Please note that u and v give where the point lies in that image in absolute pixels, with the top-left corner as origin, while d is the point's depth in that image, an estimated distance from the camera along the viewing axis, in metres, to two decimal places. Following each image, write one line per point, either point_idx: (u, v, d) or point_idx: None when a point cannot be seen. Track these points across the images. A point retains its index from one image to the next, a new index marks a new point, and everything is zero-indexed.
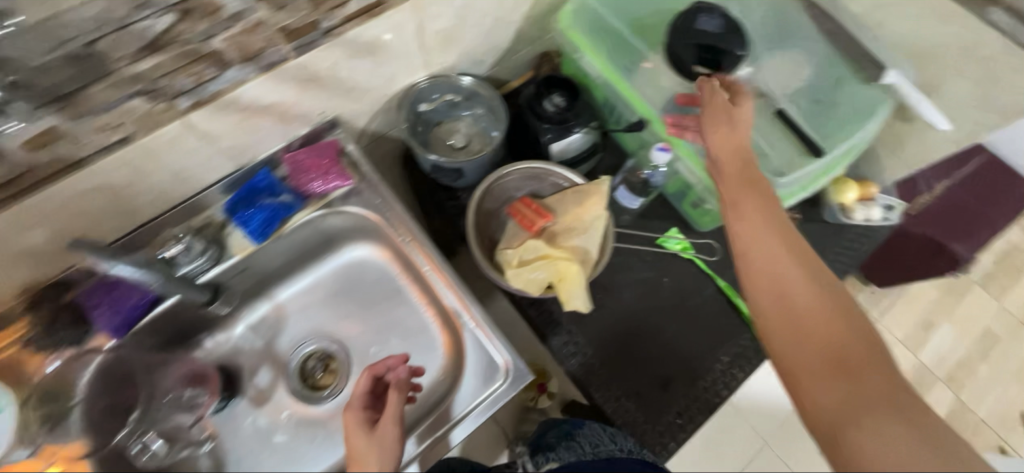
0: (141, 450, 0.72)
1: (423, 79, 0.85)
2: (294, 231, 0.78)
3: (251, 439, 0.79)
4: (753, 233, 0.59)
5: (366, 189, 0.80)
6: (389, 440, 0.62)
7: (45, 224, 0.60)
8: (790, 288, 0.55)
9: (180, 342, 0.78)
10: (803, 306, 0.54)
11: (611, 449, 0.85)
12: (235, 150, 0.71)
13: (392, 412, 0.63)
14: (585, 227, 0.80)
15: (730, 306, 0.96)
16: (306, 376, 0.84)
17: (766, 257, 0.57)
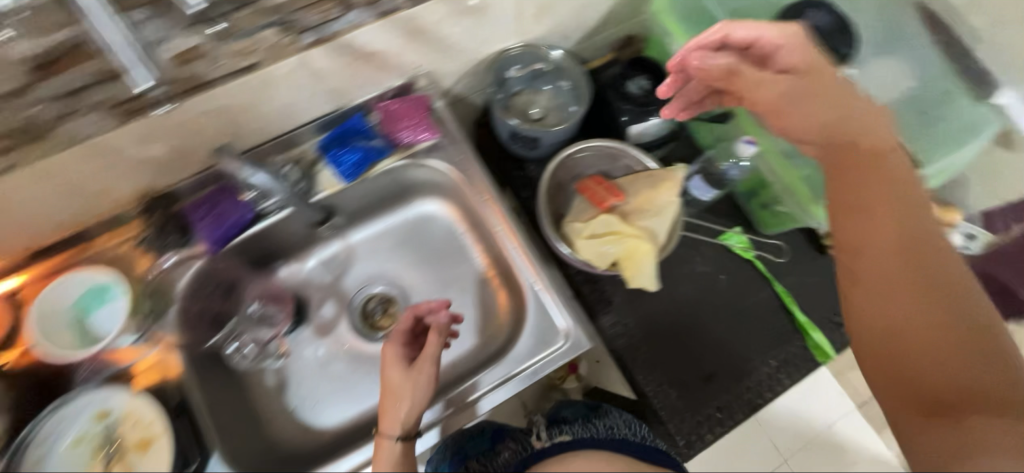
0: (234, 352, 0.77)
1: (515, 46, 0.86)
2: (378, 176, 0.81)
3: (311, 365, 0.83)
4: (870, 245, 0.52)
5: (449, 145, 0.83)
6: (423, 378, 0.65)
7: (166, 139, 0.65)
8: (908, 314, 0.49)
9: (263, 265, 0.84)
10: (920, 335, 0.48)
11: (627, 431, 0.75)
12: (336, 92, 0.74)
13: (430, 355, 0.66)
14: (659, 210, 0.80)
15: (785, 313, 0.95)
16: (367, 316, 0.88)
17: (883, 278, 0.51)
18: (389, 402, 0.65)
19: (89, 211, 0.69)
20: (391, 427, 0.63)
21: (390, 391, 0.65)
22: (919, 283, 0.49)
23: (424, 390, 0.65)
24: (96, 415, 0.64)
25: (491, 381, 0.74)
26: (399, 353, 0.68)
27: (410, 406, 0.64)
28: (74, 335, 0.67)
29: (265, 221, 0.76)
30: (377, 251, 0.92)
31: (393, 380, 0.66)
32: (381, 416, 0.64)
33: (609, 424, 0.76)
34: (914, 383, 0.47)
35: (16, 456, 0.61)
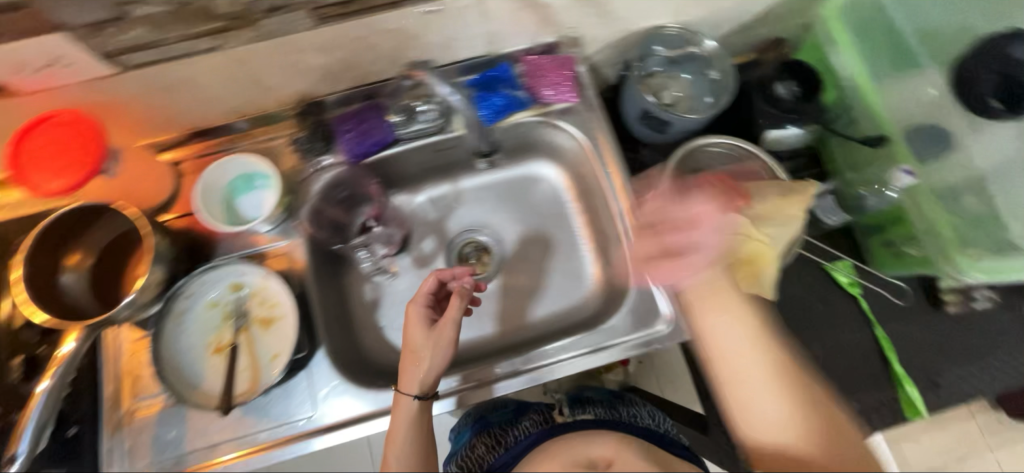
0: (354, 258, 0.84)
1: (671, 26, 0.84)
2: (510, 127, 0.82)
3: (403, 293, 0.85)
4: (721, 350, 0.64)
5: (585, 111, 0.82)
6: (438, 345, 0.66)
7: (339, 49, 0.69)
8: (730, 365, 0.63)
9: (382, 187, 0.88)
10: (759, 394, 0.60)
11: (647, 423, 0.81)
12: (491, 37, 0.76)
13: (450, 321, 0.66)
14: (784, 220, 0.77)
15: (880, 359, 0.90)
16: (462, 258, 0.91)
17: (732, 344, 0.64)
18: (409, 363, 0.66)
19: (254, 103, 0.75)
20: (410, 386, 0.65)
21: (410, 352, 0.66)
22: (730, 352, 0.63)
23: (439, 354, 0.66)
24: (231, 286, 0.71)
25: (508, 366, 0.75)
26: (420, 321, 0.68)
27: (430, 367, 0.65)
28: (222, 212, 0.73)
29: (401, 146, 0.79)
30: (482, 200, 0.93)
31: (411, 341, 0.67)
32: (401, 377, 0.66)
33: (631, 411, 0.84)
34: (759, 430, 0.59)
35: (163, 304, 0.68)
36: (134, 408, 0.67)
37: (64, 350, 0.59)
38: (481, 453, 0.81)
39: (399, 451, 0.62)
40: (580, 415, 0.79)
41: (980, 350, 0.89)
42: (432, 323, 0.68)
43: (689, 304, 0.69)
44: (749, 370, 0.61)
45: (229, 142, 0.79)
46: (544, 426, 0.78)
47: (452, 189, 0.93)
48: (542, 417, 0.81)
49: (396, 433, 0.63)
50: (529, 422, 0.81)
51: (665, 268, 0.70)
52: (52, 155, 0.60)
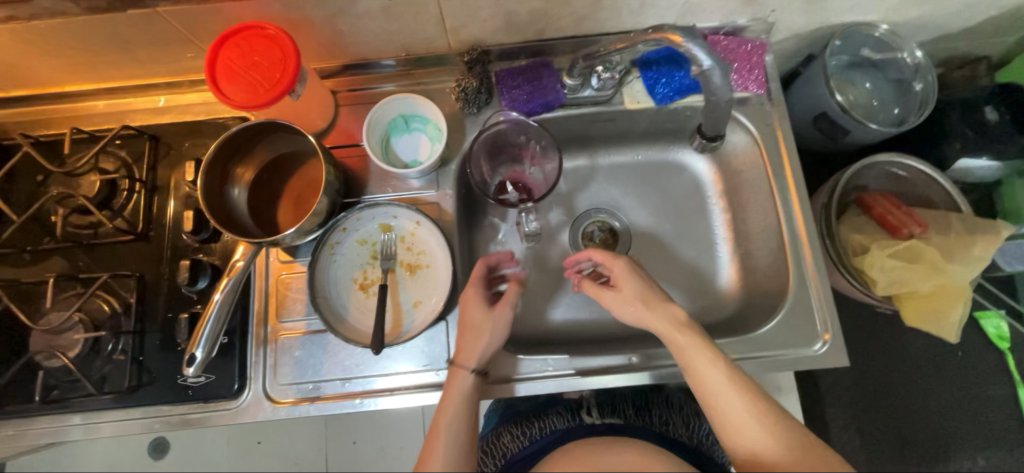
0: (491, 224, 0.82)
1: (881, 29, 0.75)
2: (678, 108, 0.76)
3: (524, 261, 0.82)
4: (706, 381, 0.56)
5: (765, 106, 0.76)
6: (499, 320, 0.63)
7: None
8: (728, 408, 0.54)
9: None
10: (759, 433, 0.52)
11: (681, 432, 0.78)
12: (683, 8, 0.69)
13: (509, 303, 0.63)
14: (968, 258, 0.70)
15: (1018, 421, 0.83)
16: (585, 237, 0.83)
17: (713, 379, 0.56)
18: (468, 338, 0.62)
19: (428, 43, 0.72)
20: (467, 361, 0.61)
21: (470, 328, 0.62)
22: (723, 379, 0.55)
23: (497, 337, 0.62)
24: (383, 226, 0.70)
25: (554, 367, 0.70)
26: (479, 301, 0.63)
27: (488, 344, 0.62)
28: (381, 152, 0.72)
29: (566, 112, 0.76)
30: (624, 179, 0.86)
31: (471, 321, 0.63)
32: (455, 350, 0.62)
33: (664, 415, 0.80)
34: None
35: (322, 232, 0.68)
36: (279, 329, 0.69)
37: (239, 263, 0.61)
38: (504, 441, 0.77)
39: (450, 418, 0.58)
40: (610, 417, 0.75)
41: None
42: (493, 304, 0.64)
43: (665, 336, 0.59)
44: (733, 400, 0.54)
45: (387, 79, 0.77)
46: (572, 423, 0.74)
47: (595, 161, 0.86)
48: (570, 412, 0.76)
49: (448, 400, 0.59)
50: (556, 415, 0.77)
51: (618, 303, 0.63)
52: (248, 68, 0.60)
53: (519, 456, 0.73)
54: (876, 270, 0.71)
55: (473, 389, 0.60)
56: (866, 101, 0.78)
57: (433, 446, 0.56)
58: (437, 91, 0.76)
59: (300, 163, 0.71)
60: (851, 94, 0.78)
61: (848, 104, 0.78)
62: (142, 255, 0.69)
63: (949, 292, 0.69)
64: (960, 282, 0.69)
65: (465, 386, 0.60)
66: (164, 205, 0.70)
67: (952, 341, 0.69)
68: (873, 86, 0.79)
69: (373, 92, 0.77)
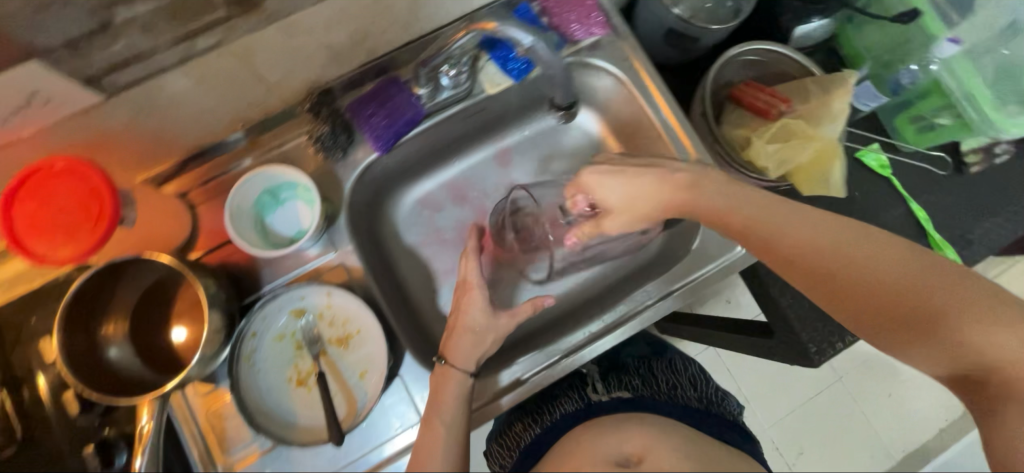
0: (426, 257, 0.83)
1: None
2: (541, 76, 0.75)
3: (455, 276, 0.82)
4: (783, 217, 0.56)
5: (617, 42, 0.75)
6: (501, 332, 0.65)
7: (351, 23, 0.59)
8: (810, 233, 0.54)
9: (429, 164, 0.83)
10: (853, 247, 0.52)
11: (689, 395, 0.78)
12: None
13: (513, 317, 0.66)
14: (834, 114, 0.76)
15: (917, 230, 0.93)
16: None
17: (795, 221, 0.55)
18: (467, 340, 0.64)
19: (261, 105, 0.65)
20: (464, 362, 0.63)
21: (467, 331, 0.64)
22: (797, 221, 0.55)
23: (495, 341, 0.65)
24: (294, 312, 0.65)
25: (524, 371, 0.71)
26: (483, 305, 0.65)
27: (485, 347, 0.64)
28: (257, 236, 0.66)
29: (434, 119, 0.73)
30: (526, 160, 0.87)
31: (473, 321, 0.65)
32: (451, 351, 0.63)
33: (671, 382, 0.81)
34: (882, 276, 0.51)
35: (230, 349, 0.61)
36: (231, 463, 0.62)
37: (146, 427, 0.54)
38: (517, 431, 0.82)
39: (445, 412, 0.59)
40: (617, 391, 0.77)
41: (1003, 199, 0.94)
42: (497, 311, 0.66)
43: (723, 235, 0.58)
44: (781, 218, 0.56)
45: (235, 157, 0.69)
46: (579, 405, 0.76)
47: (491, 151, 0.87)
48: (579, 396, 0.78)
49: (444, 400, 0.60)
50: (563, 399, 0.80)
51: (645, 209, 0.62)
52: (57, 215, 0.52)
53: (532, 443, 0.76)
54: (755, 147, 0.76)
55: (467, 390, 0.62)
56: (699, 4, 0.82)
57: (430, 448, 0.56)
58: (299, 149, 0.70)
59: (177, 283, 0.64)
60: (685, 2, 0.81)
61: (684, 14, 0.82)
62: (37, 461, 0.59)
63: (826, 153, 0.75)
64: (829, 141, 0.75)
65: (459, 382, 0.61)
66: (37, 397, 0.60)
67: (840, 193, 0.76)
68: None
69: (228, 176, 0.69)
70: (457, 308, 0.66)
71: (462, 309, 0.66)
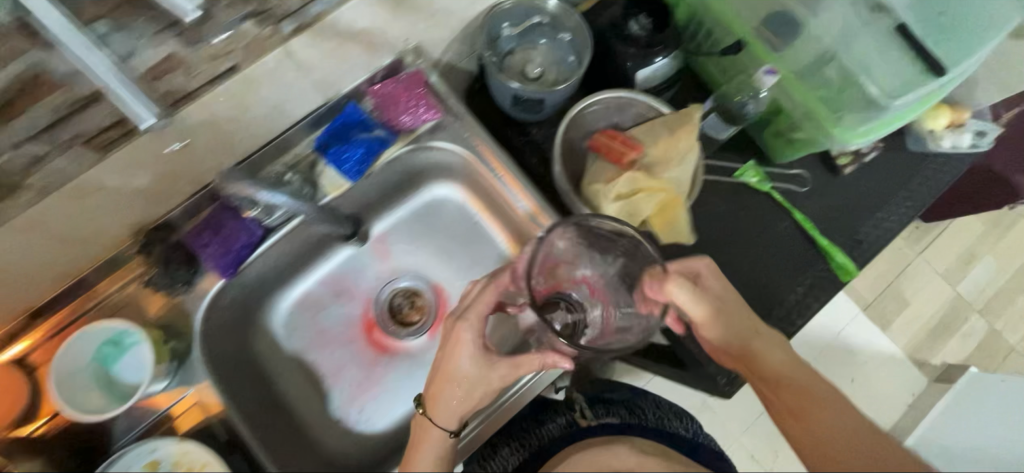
0: (315, 360, 0.81)
1: (508, 30, 0.84)
2: (384, 168, 0.77)
3: (349, 371, 0.82)
4: (788, 361, 0.65)
5: (453, 123, 0.77)
6: (488, 385, 0.64)
7: (151, 166, 0.58)
8: (809, 384, 0.63)
9: (302, 267, 0.81)
10: (834, 412, 0.61)
11: (677, 426, 0.83)
12: (324, 82, 0.68)
13: (508, 370, 0.64)
14: (681, 156, 0.78)
15: (806, 238, 0.95)
16: (395, 312, 0.85)
17: (801, 370, 0.64)
18: (447, 390, 0.64)
19: (88, 255, 0.64)
20: (445, 419, 0.65)
21: (453, 380, 0.64)
22: (802, 367, 0.64)
23: (484, 392, 0.65)
24: (147, 467, 0.61)
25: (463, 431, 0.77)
26: (472, 357, 0.64)
27: (461, 401, 0.65)
28: (102, 394, 0.63)
29: (284, 230, 0.72)
30: (405, 242, 0.87)
31: (467, 367, 0.64)
32: (434, 406, 0.65)
33: (658, 413, 0.84)
34: (845, 447, 0.58)
35: None
36: None
37: None
38: (504, 455, 0.81)
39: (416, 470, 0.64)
40: (605, 417, 0.80)
41: (883, 193, 0.97)
42: (493, 360, 0.64)
43: (740, 340, 0.65)
44: (779, 360, 0.65)
45: (73, 310, 0.67)
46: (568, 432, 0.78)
47: (371, 239, 0.86)
48: (567, 421, 0.80)
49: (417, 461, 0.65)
50: (552, 423, 0.81)
51: (696, 304, 0.62)
52: None
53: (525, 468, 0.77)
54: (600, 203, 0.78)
55: (442, 452, 0.66)
56: (545, 63, 0.87)
57: None
58: (140, 290, 0.68)
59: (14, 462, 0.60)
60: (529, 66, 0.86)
61: (533, 75, 0.87)
62: None
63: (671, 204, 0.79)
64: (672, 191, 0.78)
65: (433, 438, 0.66)
66: None
67: (687, 241, 0.79)
68: (549, 43, 0.86)
69: (67, 330, 0.66)
70: (445, 351, 0.65)
71: (453, 350, 0.64)
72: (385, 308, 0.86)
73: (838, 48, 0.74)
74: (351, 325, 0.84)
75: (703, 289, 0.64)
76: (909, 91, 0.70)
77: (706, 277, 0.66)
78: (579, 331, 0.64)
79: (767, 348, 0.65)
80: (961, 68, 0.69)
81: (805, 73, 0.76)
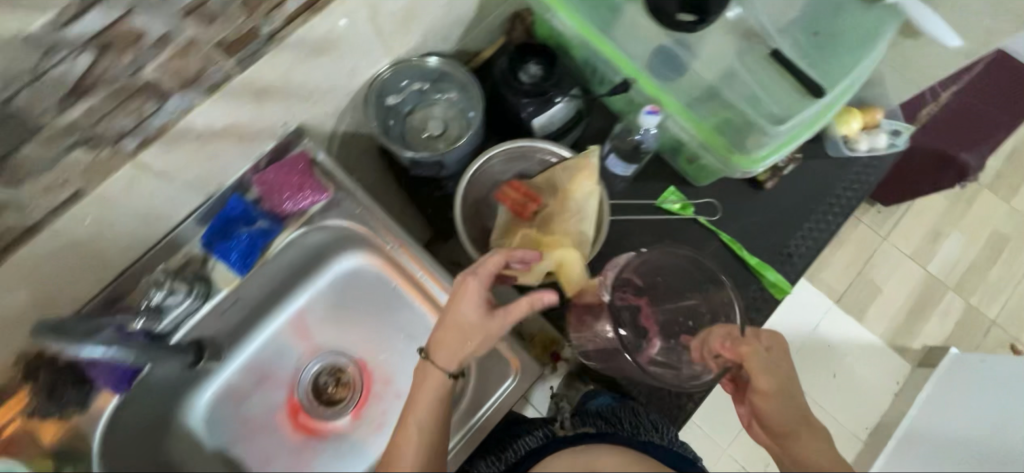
0: (240, 456, 0.79)
1: (392, 98, 0.83)
2: (278, 255, 0.76)
3: (278, 462, 0.79)
4: (813, 429, 0.64)
5: (343, 200, 0.77)
6: (489, 335, 0.62)
7: (20, 290, 0.58)
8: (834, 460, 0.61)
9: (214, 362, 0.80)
10: None
11: (650, 433, 0.74)
12: (200, 180, 0.67)
13: (509, 316, 0.62)
14: (578, 206, 0.78)
15: (736, 259, 0.92)
16: (319, 392, 0.83)
17: (827, 446, 0.63)
18: (451, 338, 0.62)
19: None
20: (446, 362, 0.62)
21: (457, 328, 0.62)
22: (825, 438, 0.64)
23: (484, 344, 0.62)
24: None
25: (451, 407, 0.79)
26: (478, 300, 0.62)
27: (471, 350, 0.62)
28: None
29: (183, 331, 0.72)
30: (323, 318, 0.85)
31: (474, 314, 0.62)
32: (436, 348, 0.63)
33: (632, 418, 0.76)
34: None
35: None
36: None
37: None
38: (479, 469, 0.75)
39: (418, 417, 0.62)
40: (583, 427, 0.74)
41: (808, 203, 0.95)
42: (494, 310, 0.63)
43: (777, 394, 0.65)
44: (812, 434, 0.64)
45: None
46: (543, 439, 0.73)
47: (286, 321, 0.84)
48: (544, 434, 0.74)
49: (417, 400, 0.62)
50: (528, 433, 0.76)
51: (763, 365, 0.65)
52: None
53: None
54: None
55: (441, 397, 0.63)
56: (446, 116, 0.86)
57: (401, 449, 0.60)
58: (26, 421, 0.66)
59: None
60: (429, 124, 0.86)
61: (437, 132, 0.86)
62: None
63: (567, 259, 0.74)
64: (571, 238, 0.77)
65: (438, 385, 0.63)
66: None
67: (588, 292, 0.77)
68: (447, 99, 0.87)
69: None
70: (454, 294, 0.63)
71: (457, 296, 0.63)
72: (310, 389, 0.83)
73: (721, 82, 0.73)
74: (275, 412, 0.82)
75: (766, 351, 0.66)
76: (791, 120, 0.70)
77: (779, 352, 0.67)
78: (651, 331, 0.77)
79: (804, 417, 0.65)
80: (839, 86, 0.70)
81: (694, 105, 0.75)
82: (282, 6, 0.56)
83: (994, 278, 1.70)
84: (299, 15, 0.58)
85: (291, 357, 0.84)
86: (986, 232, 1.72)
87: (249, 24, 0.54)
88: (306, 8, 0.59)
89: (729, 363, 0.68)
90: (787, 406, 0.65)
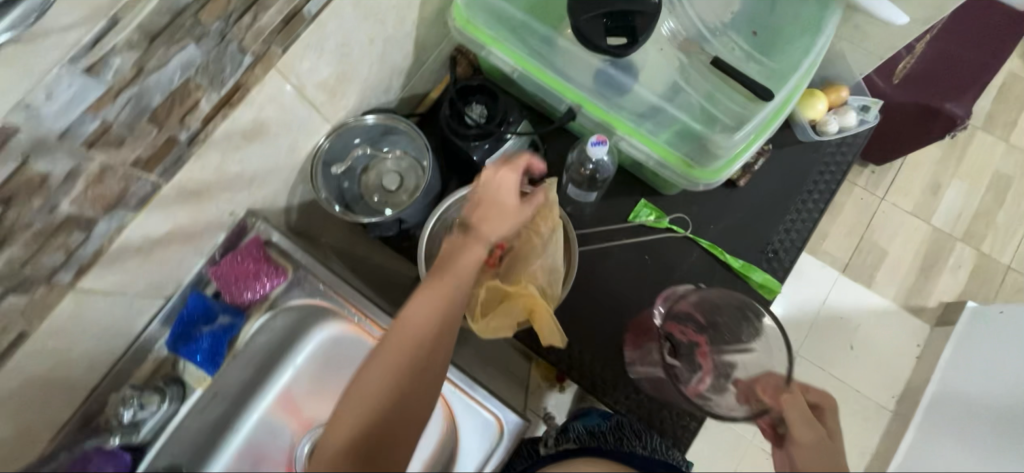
0: None
1: (338, 167, 0.80)
2: (249, 344, 0.75)
3: None
4: None
5: (303, 278, 0.75)
6: (517, 222, 0.62)
7: None
8: None
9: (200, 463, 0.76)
10: None
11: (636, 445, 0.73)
12: (154, 286, 0.66)
13: (532, 204, 0.64)
14: (545, 241, 0.73)
15: (720, 264, 0.88)
16: None
17: None
18: (490, 222, 0.60)
19: None
20: (483, 240, 0.59)
21: (495, 212, 0.60)
22: None
23: (514, 228, 0.62)
24: None
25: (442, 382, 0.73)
26: (513, 187, 0.61)
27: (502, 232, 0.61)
28: None
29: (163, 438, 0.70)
30: (310, 393, 0.81)
31: (510, 205, 0.61)
32: (478, 225, 0.59)
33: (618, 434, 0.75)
34: None
35: None
36: None
37: None
38: None
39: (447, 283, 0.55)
40: (567, 445, 0.73)
41: (786, 193, 0.91)
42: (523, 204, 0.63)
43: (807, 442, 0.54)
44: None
45: None
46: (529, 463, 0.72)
47: (273, 402, 0.80)
48: (528, 453, 0.75)
49: (456, 271, 0.56)
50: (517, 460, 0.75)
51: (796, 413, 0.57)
52: None
53: None
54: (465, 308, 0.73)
55: (478, 266, 0.58)
56: (400, 168, 0.84)
57: (411, 317, 0.53)
58: None
59: None
60: (383, 180, 0.83)
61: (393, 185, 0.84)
62: None
63: (536, 302, 0.68)
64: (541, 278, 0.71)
65: (470, 260, 0.57)
66: None
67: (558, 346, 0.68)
68: (396, 152, 0.85)
69: None
70: (484, 177, 0.62)
71: (491, 181, 0.62)
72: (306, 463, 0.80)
73: (665, 97, 0.73)
74: None
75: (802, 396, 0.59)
76: (745, 123, 0.70)
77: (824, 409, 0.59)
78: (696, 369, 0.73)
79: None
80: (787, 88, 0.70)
81: (646, 123, 0.75)
82: (195, 110, 0.54)
83: (1008, 220, 1.49)
84: (216, 113, 0.56)
85: (283, 435, 0.80)
86: (991, 174, 1.52)
87: (164, 135, 0.53)
88: (223, 104, 0.56)
89: (770, 408, 0.61)
90: (825, 463, 0.52)
